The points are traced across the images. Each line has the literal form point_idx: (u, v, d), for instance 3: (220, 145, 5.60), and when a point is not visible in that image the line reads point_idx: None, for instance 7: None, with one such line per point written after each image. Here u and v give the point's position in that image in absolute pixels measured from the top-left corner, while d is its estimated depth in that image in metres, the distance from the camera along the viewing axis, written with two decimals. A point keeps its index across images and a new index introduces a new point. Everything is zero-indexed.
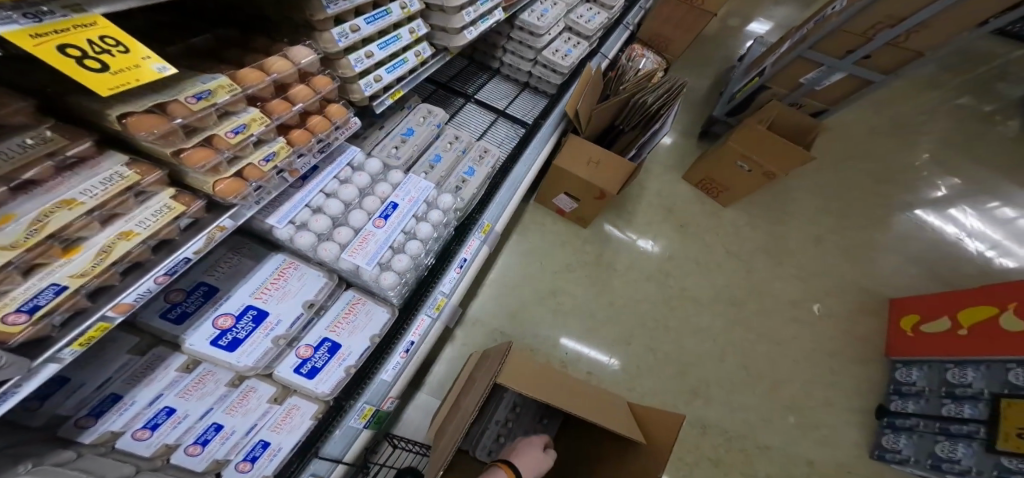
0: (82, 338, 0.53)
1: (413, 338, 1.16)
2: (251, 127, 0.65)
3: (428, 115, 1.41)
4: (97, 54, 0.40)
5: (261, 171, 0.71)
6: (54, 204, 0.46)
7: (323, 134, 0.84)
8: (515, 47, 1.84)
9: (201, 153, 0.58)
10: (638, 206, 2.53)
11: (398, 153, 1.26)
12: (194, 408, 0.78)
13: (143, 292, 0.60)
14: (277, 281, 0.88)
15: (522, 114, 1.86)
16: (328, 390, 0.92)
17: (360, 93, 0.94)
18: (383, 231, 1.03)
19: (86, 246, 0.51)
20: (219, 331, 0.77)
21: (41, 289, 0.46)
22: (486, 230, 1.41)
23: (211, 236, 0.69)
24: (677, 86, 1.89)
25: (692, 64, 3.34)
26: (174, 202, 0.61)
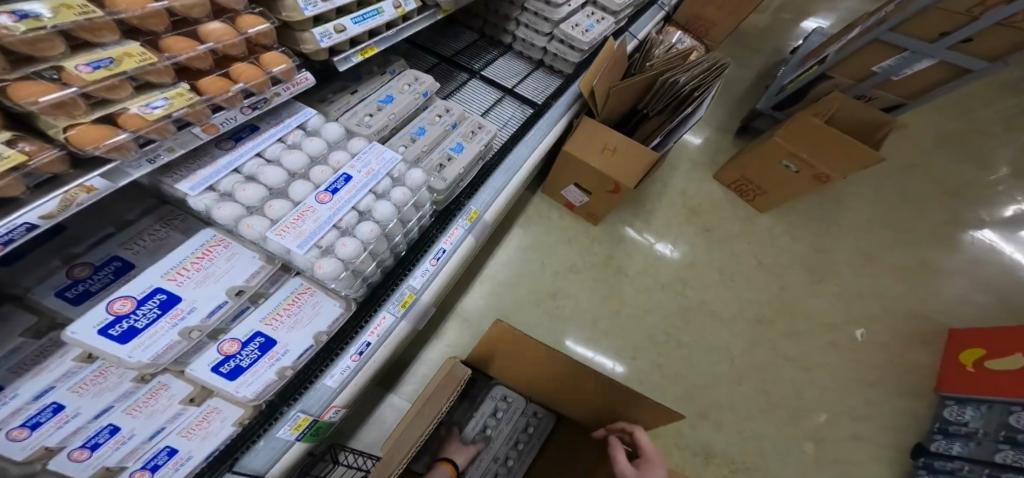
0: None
1: (369, 339, 1.06)
2: (121, 62, 0.60)
3: (414, 82, 1.27)
4: None
5: (144, 120, 0.64)
6: None
7: (246, 83, 0.80)
8: (529, 20, 1.64)
9: (31, 86, 0.52)
10: (659, 205, 2.29)
11: (370, 121, 1.13)
12: (87, 405, 0.68)
13: None
14: (199, 261, 0.77)
15: (533, 94, 1.67)
16: (251, 394, 0.84)
17: (314, 44, 0.90)
18: (327, 208, 0.91)
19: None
20: (115, 318, 0.65)
21: None
22: (473, 217, 1.28)
23: (70, 198, 0.58)
24: (717, 65, 1.64)
25: (738, 53, 3.01)
26: (10, 150, 0.49)
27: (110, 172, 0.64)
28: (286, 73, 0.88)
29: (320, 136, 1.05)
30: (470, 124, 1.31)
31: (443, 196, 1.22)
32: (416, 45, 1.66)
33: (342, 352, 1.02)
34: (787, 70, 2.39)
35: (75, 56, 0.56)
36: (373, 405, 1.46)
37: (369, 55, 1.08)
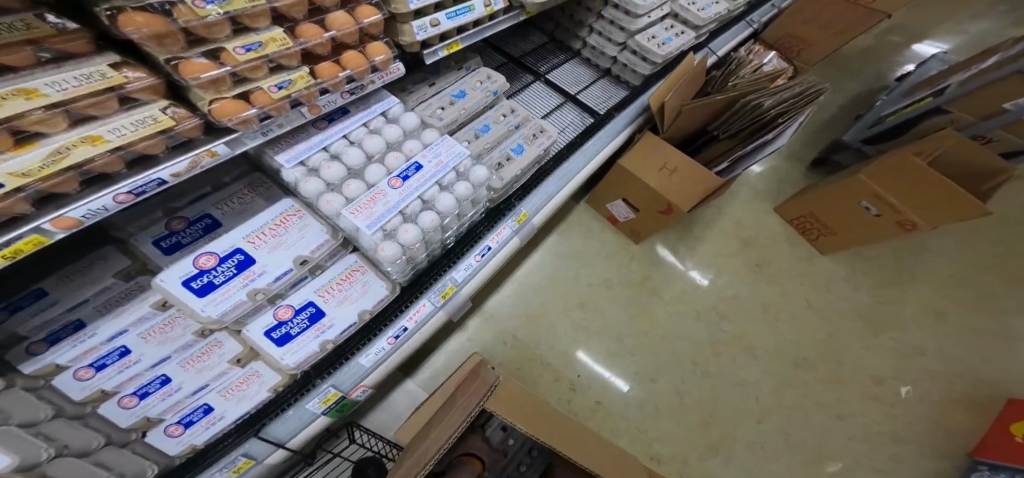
0: (5, 250, 0.51)
1: (406, 324, 1.11)
2: (266, 47, 0.67)
3: (486, 80, 1.26)
4: None
5: (271, 98, 0.72)
6: (79, 139, 0.52)
7: (354, 70, 0.84)
8: (603, 27, 1.58)
9: (196, 64, 0.60)
10: (708, 232, 2.17)
11: (442, 114, 1.14)
12: (149, 354, 0.79)
13: (96, 208, 0.59)
14: (276, 228, 0.86)
15: (595, 103, 1.60)
16: (293, 363, 0.91)
17: (410, 36, 0.92)
18: (397, 193, 0.95)
19: (42, 144, 0.49)
20: (198, 270, 0.75)
21: None
22: (521, 219, 1.28)
23: (198, 159, 0.70)
24: (814, 91, 1.48)
25: (830, 75, 2.72)
26: (163, 116, 0.61)
27: (229, 142, 0.75)
28: (384, 63, 0.90)
29: (397, 124, 1.07)
30: (533, 127, 1.28)
31: (499, 195, 1.21)
32: (486, 42, 1.64)
33: (379, 335, 1.07)
34: (888, 100, 2.15)
35: (234, 39, 0.64)
36: (389, 388, 1.53)
37: (451, 51, 1.08)
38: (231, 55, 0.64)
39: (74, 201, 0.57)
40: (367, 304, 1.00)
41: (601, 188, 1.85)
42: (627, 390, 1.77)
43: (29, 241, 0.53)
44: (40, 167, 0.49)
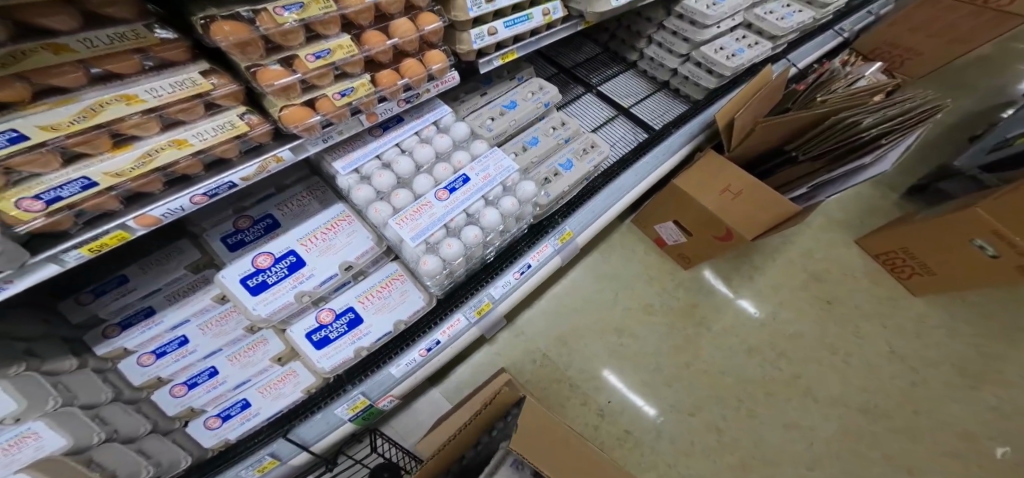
0: (94, 243, 0.57)
1: (440, 337, 1.10)
2: (334, 54, 0.68)
3: (538, 91, 1.22)
4: None
5: (334, 105, 0.73)
6: (167, 143, 0.57)
7: (413, 79, 0.82)
8: (663, 38, 1.51)
9: (273, 71, 0.62)
10: (769, 260, 1.97)
11: (491, 125, 1.12)
12: (204, 345, 0.85)
13: (174, 208, 0.64)
14: (326, 232, 0.89)
15: (650, 117, 1.51)
16: (328, 367, 0.92)
17: (468, 45, 0.87)
18: (443, 206, 0.92)
19: (135, 146, 0.55)
20: (255, 270, 0.81)
21: (70, 180, 0.49)
22: (564, 238, 1.23)
23: (264, 165, 0.73)
24: (930, 110, 1.27)
25: (935, 90, 2.36)
26: (240, 122, 0.64)
27: (295, 146, 0.77)
28: (440, 70, 0.85)
29: (446, 134, 1.05)
30: (582, 141, 1.22)
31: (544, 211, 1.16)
32: (537, 53, 1.61)
33: (412, 346, 1.06)
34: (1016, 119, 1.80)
35: (306, 46, 0.66)
36: (414, 395, 1.54)
37: (506, 60, 1.02)
38: (301, 60, 0.65)
39: (158, 198, 0.62)
40: (403, 314, 1.00)
41: (651, 208, 1.74)
42: (659, 419, 1.64)
43: (113, 236, 0.58)
44: (131, 168, 0.55)
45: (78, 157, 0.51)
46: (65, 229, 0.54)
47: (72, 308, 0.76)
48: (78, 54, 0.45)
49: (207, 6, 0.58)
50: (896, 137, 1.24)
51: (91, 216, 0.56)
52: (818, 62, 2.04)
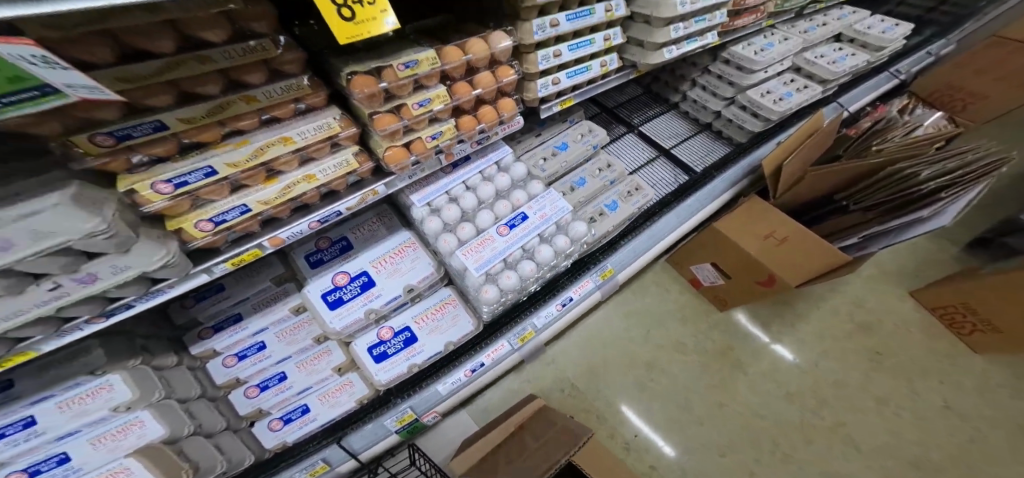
0: (236, 259, 0.70)
1: (484, 360, 1.14)
2: (433, 102, 0.76)
3: (588, 134, 1.28)
4: None
5: (425, 147, 0.80)
6: (301, 178, 0.68)
7: (488, 124, 0.89)
8: (709, 82, 1.54)
9: (387, 117, 0.72)
10: (811, 305, 1.91)
11: (544, 165, 1.18)
12: (278, 351, 0.96)
13: (295, 231, 0.75)
14: (394, 257, 0.98)
15: (691, 159, 1.53)
16: (385, 380, 1.00)
17: (534, 93, 0.93)
18: (503, 240, 0.99)
19: (280, 180, 0.66)
20: (333, 286, 0.93)
21: (232, 208, 0.63)
22: (605, 275, 1.26)
23: (364, 197, 0.81)
24: (995, 164, 1.22)
25: (998, 136, 2.26)
26: (352, 160, 0.73)
27: (388, 180, 0.84)
28: (509, 117, 0.91)
29: (506, 172, 1.11)
30: (628, 184, 1.27)
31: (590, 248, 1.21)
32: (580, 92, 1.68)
33: (458, 366, 1.12)
34: None
35: (412, 95, 0.74)
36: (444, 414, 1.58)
37: (564, 105, 1.08)
38: (408, 108, 0.74)
39: (284, 224, 0.74)
40: (453, 337, 1.05)
41: (687, 249, 1.76)
42: (687, 461, 1.60)
43: (246, 254, 0.70)
44: (274, 197, 0.66)
45: (242, 187, 0.64)
46: (216, 247, 0.68)
47: (179, 309, 0.90)
48: (260, 103, 0.59)
49: (349, 63, 0.68)
50: (955, 192, 1.21)
51: (234, 237, 0.69)
52: (870, 104, 2.01)
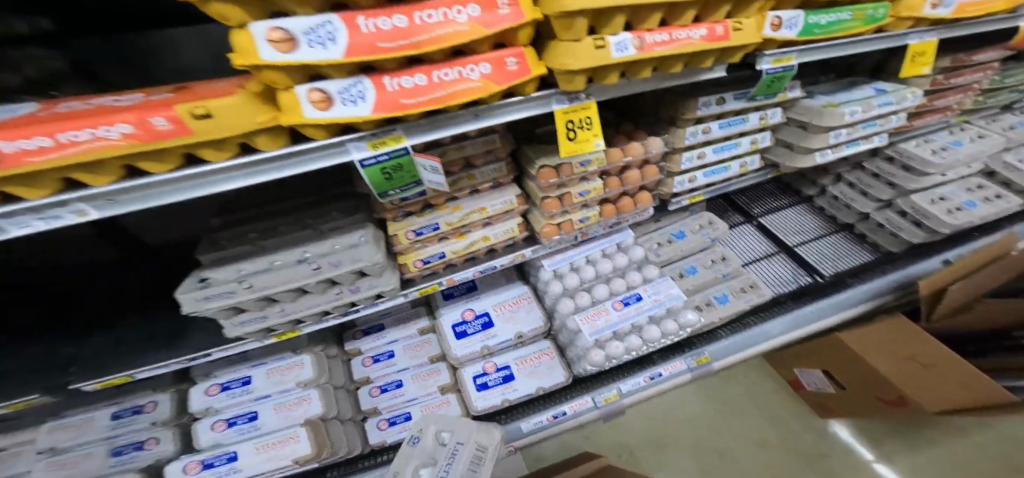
0: (424, 289, 0.93)
1: (567, 409, 1.21)
2: (591, 193, 0.89)
3: (707, 225, 1.33)
4: (304, 99, 0.44)
5: (574, 227, 0.94)
6: (480, 239, 0.93)
7: (625, 213, 0.97)
8: (860, 179, 1.40)
9: (554, 202, 0.87)
10: (953, 449, 1.59)
11: (659, 250, 1.28)
12: (400, 361, 1.25)
13: (464, 276, 0.96)
14: (513, 306, 1.26)
15: (821, 259, 1.40)
16: (481, 407, 1.20)
17: (669, 188, 0.96)
18: (617, 314, 1.12)
19: (467, 237, 0.92)
20: (462, 319, 1.24)
21: (433, 253, 0.90)
22: (701, 361, 1.24)
23: (514, 257, 1.00)
24: None
25: None
26: (515, 228, 0.95)
27: (534, 247, 1.02)
28: (645, 207, 0.99)
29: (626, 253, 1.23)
30: (741, 279, 1.31)
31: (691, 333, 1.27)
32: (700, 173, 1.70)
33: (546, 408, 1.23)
34: None
35: (575, 185, 0.88)
36: None
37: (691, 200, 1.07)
38: (570, 195, 0.88)
39: (457, 271, 0.97)
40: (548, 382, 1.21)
41: (790, 351, 1.61)
42: None
43: (427, 289, 0.93)
44: (463, 249, 0.92)
45: (444, 239, 0.92)
46: (410, 280, 0.93)
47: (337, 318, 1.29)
48: (476, 182, 0.87)
49: (543, 153, 0.85)
50: None
51: (425, 275, 0.94)
52: None
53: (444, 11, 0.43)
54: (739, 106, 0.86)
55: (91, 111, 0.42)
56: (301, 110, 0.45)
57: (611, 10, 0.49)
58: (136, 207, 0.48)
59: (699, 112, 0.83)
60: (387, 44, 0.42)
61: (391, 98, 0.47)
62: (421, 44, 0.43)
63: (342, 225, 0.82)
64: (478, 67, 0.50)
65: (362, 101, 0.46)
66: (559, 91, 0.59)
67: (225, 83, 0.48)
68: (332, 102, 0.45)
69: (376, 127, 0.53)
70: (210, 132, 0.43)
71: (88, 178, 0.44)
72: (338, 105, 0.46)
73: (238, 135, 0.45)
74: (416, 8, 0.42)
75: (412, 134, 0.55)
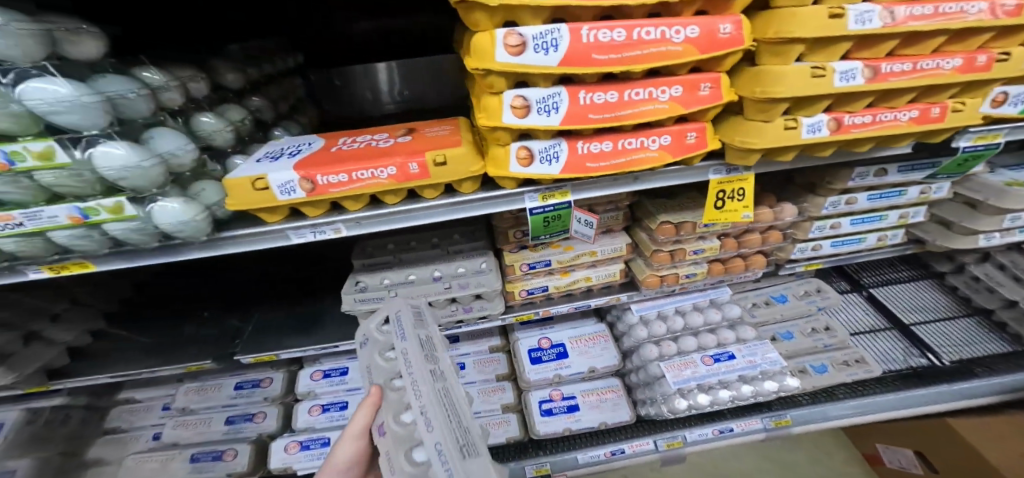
0: (519, 316, 1.01)
1: (626, 448, 1.18)
2: (706, 251, 0.88)
3: (814, 292, 1.26)
4: (511, 154, 0.52)
5: (678, 280, 0.95)
6: (583, 278, 0.99)
7: (734, 273, 0.96)
8: (1011, 261, 1.26)
9: (665, 256, 0.88)
10: None
11: (756, 311, 1.23)
12: (471, 374, 1.34)
13: (560, 309, 1.03)
14: (590, 341, 1.31)
15: (940, 342, 1.28)
16: (544, 431, 1.22)
17: (788, 253, 0.93)
18: (706, 369, 1.10)
19: (570, 275, 0.98)
20: (538, 346, 1.31)
21: (537, 285, 0.97)
22: (780, 423, 1.16)
23: (610, 299, 1.04)
24: None
25: None
26: (616, 272, 1.00)
27: (631, 293, 1.04)
28: (759, 270, 0.96)
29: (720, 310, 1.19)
30: (845, 352, 1.24)
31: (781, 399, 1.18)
32: None
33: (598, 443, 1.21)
34: None
35: (690, 242, 0.88)
36: None
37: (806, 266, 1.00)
38: (685, 252, 0.88)
39: (553, 303, 1.03)
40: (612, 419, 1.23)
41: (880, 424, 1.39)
42: None
43: (523, 316, 1.00)
44: (565, 284, 0.99)
45: (549, 275, 0.98)
46: (510, 305, 1.01)
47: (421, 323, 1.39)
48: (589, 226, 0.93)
49: (664, 209, 0.84)
50: None
51: (523, 303, 1.01)
52: None
53: (651, 90, 0.46)
54: (903, 179, 0.79)
55: (366, 152, 0.55)
56: (506, 164, 0.53)
57: (816, 95, 0.49)
58: (372, 229, 0.61)
59: (852, 183, 0.78)
60: (594, 116, 0.47)
61: (579, 160, 0.52)
62: (623, 117, 0.47)
63: (466, 251, 0.95)
64: (659, 139, 0.51)
65: (555, 161, 0.53)
66: (719, 162, 0.57)
67: (447, 129, 0.60)
68: (533, 159, 0.52)
69: (550, 183, 0.59)
70: (441, 176, 0.55)
71: (349, 202, 0.58)
72: (536, 161, 0.53)
73: (457, 179, 0.57)
74: (628, 86, 0.46)
75: (577, 191, 0.60)
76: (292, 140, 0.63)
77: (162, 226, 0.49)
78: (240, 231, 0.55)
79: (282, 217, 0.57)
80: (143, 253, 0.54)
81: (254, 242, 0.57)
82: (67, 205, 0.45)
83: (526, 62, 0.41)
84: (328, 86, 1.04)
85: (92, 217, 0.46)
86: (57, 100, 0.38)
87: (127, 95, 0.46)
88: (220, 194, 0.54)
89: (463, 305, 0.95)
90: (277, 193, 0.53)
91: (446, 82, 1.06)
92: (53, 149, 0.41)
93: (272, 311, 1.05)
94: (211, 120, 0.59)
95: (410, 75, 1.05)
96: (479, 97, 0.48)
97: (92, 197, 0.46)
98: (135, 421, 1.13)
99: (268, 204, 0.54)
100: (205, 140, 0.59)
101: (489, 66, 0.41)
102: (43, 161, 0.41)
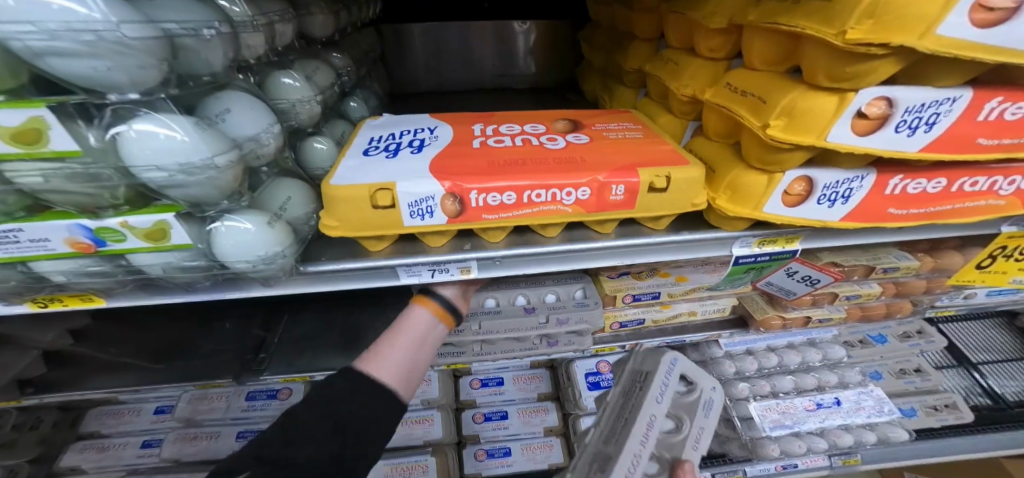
0: (599, 348, 0.81)
1: None
2: (861, 297, 0.69)
3: (917, 334, 1.09)
4: (777, 188, 0.35)
5: (808, 322, 0.78)
6: (687, 312, 0.76)
7: (870, 317, 0.81)
8: None
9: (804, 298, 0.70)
10: None
11: (852, 352, 1.05)
12: (508, 391, 1.11)
13: (649, 343, 0.82)
14: None
15: (1008, 384, 1.16)
16: None
17: (933, 301, 0.81)
18: (806, 413, 0.97)
19: (673, 307, 0.77)
20: (595, 370, 1.05)
21: (633, 318, 0.76)
22: (848, 461, 0.99)
23: (708, 336, 0.83)
24: None
25: None
26: (726, 308, 0.80)
27: (734, 332, 0.84)
28: (900, 317, 0.82)
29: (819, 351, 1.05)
30: (936, 395, 1.07)
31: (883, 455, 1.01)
32: None
33: None
34: None
35: (840, 285, 0.70)
36: None
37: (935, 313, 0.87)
38: (834, 296, 0.71)
39: (642, 337, 0.83)
40: None
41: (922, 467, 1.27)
42: None
43: (607, 350, 0.80)
44: (661, 317, 0.77)
45: (646, 309, 0.75)
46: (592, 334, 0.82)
47: None
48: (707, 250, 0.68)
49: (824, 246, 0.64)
50: None
51: (607, 334, 0.81)
52: None
53: None
54: None
55: (543, 159, 0.37)
56: (757, 205, 0.35)
57: None
58: (511, 273, 0.41)
59: None
60: (987, 141, 0.33)
61: (880, 205, 0.37)
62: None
63: (558, 274, 0.74)
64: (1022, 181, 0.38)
65: (841, 203, 0.36)
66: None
67: (634, 132, 0.42)
68: (808, 197, 0.36)
69: (785, 228, 0.41)
70: (650, 207, 0.37)
71: (491, 233, 0.39)
72: (815, 200, 0.36)
73: (666, 214, 0.38)
74: None
75: (811, 239, 0.43)
76: (393, 125, 0.45)
77: (231, 264, 0.29)
78: (336, 266, 0.36)
79: (389, 244, 0.38)
80: (178, 287, 0.34)
81: (347, 281, 0.38)
82: (66, 222, 0.25)
83: (991, 39, 0.25)
84: (397, 39, 0.80)
85: (109, 243, 0.27)
86: (61, 28, 0.19)
87: (200, 33, 0.25)
88: (309, 206, 0.35)
89: (546, 338, 0.77)
90: (403, 214, 0.34)
91: (540, 53, 0.84)
92: (46, 123, 0.22)
93: (303, 315, 0.74)
94: (296, 83, 0.39)
95: (484, 42, 0.82)
96: (783, 93, 0.31)
97: (114, 209, 0.26)
98: (116, 425, 0.84)
99: (385, 229, 0.35)
100: (288, 115, 0.39)
101: (921, 40, 0.24)
102: (26, 146, 0.22)
